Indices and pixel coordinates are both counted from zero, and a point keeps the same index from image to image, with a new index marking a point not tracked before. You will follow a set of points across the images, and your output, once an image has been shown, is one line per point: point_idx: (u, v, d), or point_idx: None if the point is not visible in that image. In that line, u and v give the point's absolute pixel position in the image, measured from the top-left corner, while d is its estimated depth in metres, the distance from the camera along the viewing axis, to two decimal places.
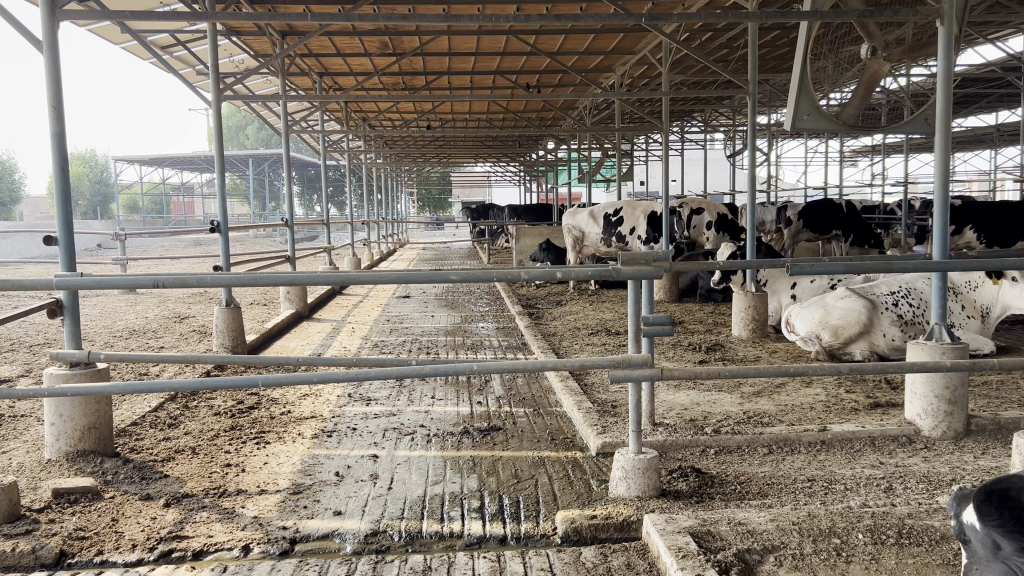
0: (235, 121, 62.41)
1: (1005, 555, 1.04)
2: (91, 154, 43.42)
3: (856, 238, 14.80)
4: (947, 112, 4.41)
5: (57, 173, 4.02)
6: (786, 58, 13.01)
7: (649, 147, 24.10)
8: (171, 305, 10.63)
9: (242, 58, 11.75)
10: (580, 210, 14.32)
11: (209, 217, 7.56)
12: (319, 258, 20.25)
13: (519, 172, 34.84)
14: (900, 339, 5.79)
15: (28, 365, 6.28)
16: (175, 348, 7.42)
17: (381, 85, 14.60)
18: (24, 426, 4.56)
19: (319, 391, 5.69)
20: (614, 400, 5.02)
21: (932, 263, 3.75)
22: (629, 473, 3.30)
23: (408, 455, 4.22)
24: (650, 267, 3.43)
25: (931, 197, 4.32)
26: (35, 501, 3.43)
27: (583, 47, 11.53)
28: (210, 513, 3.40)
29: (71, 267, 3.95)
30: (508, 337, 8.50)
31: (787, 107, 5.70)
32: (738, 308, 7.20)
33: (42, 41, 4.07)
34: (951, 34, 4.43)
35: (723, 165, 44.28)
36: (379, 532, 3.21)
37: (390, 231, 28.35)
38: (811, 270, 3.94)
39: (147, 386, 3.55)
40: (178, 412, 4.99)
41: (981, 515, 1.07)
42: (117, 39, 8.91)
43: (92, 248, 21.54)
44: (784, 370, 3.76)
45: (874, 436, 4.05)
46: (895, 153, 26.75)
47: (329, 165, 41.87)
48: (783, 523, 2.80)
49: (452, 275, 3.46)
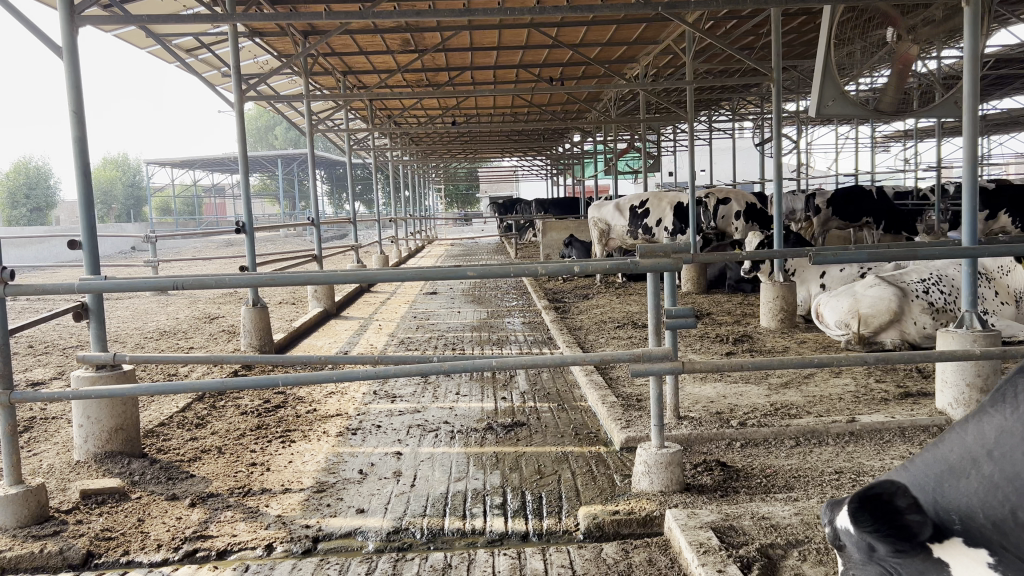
0: (264, 121, 63.07)
1: (880, 556, 0.82)
2: (124, 158, 44.18)
3: (889, 224, 14.56)
4: (975, 93, 4.25)
5: (80, 178, 4.07)
6: (813, 43, 12.77)
7: (676, 137, 23.83)
8: (202, 306, 10.78)
9: (267, 59, 11.85)
10: (606, 203, 14.22)
11: (235, 218, 7.61)
12: (347, 256, 20.39)
13: (545, 166, 34.72)
14: (932, 327, 5.63)
15: (61, 368, 6.40)
16: (205, 349, 7.51)
17: (405, 82, 14.65)
18: (55, 428, 4.65)
19: (345, 389, 5.72)
20: (639, 394, 4.98)
21: (960, 249, 3.64)
22: (652, 467, 3.25)
23: (432, 452, 4.21)
24: (670, 259, 3.36)
25: (961, 182, 4.18)
26: (63, 503, 3.50)
27: (605, 39, 11.44)
28: (234, 513, 3.42)
29: (95, 271, 4.00)
30: (534, 332, 8.47)
31: (811, 93, 5.58)
32: (766, 298, 7.08)
33: (62, 47, 4.11)
34: (978, 13, 4.26)
35: (753, 154, 43.84)
36: (401, 530, 3.20)
37: (418, 228, 28.48)
38: (835, 260, 3.84)
39: (169, 387, 3.57)
40: (205, 412, 5.05)
41: (855, 521, 0.78)
42: (143, 44, 9.03)
43: (126, 252, 21.93)
44: (809, 361, 3.67)
45: (904, 427, 3.95)
46: (929, 138, 26.14)
47: (357, 163, 42.18)
48: (809, 517, 2.73)
49: (469, 272, 3.43)
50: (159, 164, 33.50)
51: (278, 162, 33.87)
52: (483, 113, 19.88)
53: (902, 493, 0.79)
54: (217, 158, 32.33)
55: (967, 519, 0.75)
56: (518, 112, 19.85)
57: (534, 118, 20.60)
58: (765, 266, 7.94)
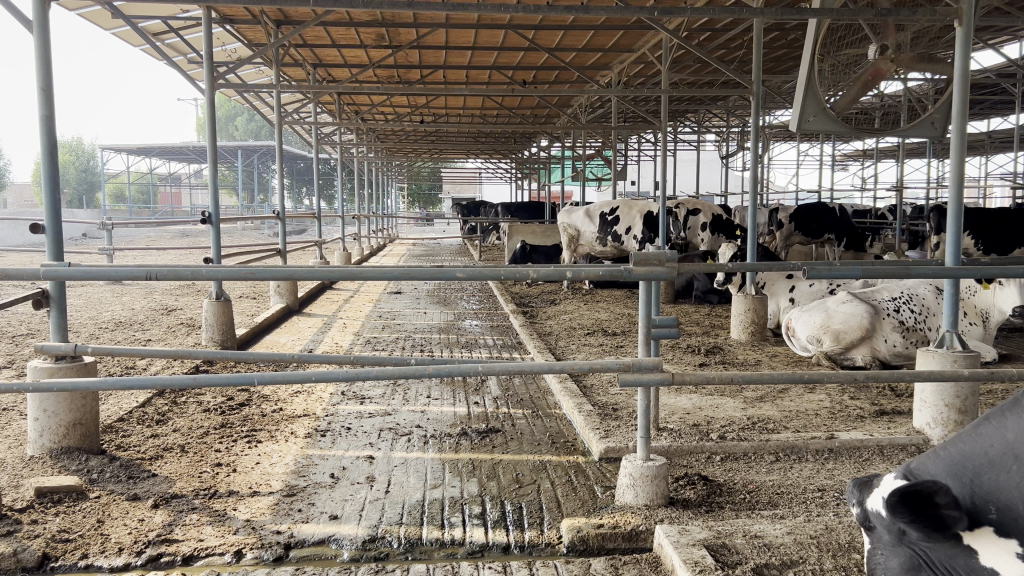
0: (225, 112, 61.76)
1: (909, 539, 1.37)
2: (77, 142, 42.84)
3: (850, 241, 15.07)
4: (962, 111, 4.35)
5: (46, 157, 3.85)
6: (785, 59, 12.92)
7: (642, 146, 23.98)
8: (159, 297, 10.46)
9: (236, 48, 11.53)
10: (576, 209, 14.22)
11: (201, 209, 7.33)
12: (308, 251, 20.00)
13: (511, 169, 34.64)
14: (902, 345, 5.72)
15: (12, 356, 6.12)
16: (163, 342, 7.24)
17: (376, 77, 14.43)
18: (7, 419, 4.41)
19: (311, 389, 5.55)
20: (615, 403, 4.92)
21: (949, 270, 3.63)
22: (636, 480, 3.20)
23: (406, 457, 4.09)
24: (664, 268, 3.31)
25: (945, 202, 4.22)
26: (16, 501, 3.29)
27: (582, 44, 11.41)
28: (200, 515, 3.26)
29: (58, 257, 3.77)
30: (503, 336, 8.39)
31: (792, 108, 5.59)
32: (738, 311, 7.12)
33: (32, 20, 3.90)
34: (968, 34, 4.37)
35: (715, 167, 44.69)
36: (377, 539, 3.09)
37: (379, 226, 28.14)
38: (827, 275, 3.79)
39: (134, 382, 3.38)
40: (166, 408, 4.84)
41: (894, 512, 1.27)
42: (109, 25, 8.71)
43: (77, 240, 21.18)
44: (792, 377, 3.62)
45: (882, 444, 3.97)
46: (886, 158, 26.74)
47: (321, 159, 41.54)
48: (801, 537, 2.73)
49: (457, 273, 3.30)
50: (114, 151, 32.53)
51: (239, 153, 33.22)
52: (453, 114, 19.77)
53: (943, 493, 1.25)
54: (175, 147, 31.53)
55: (1003, 510, 1.25)
56: (488, 115, 19.80)
57: (504, 121, 20.53)
58: (735, 278, 7.99)
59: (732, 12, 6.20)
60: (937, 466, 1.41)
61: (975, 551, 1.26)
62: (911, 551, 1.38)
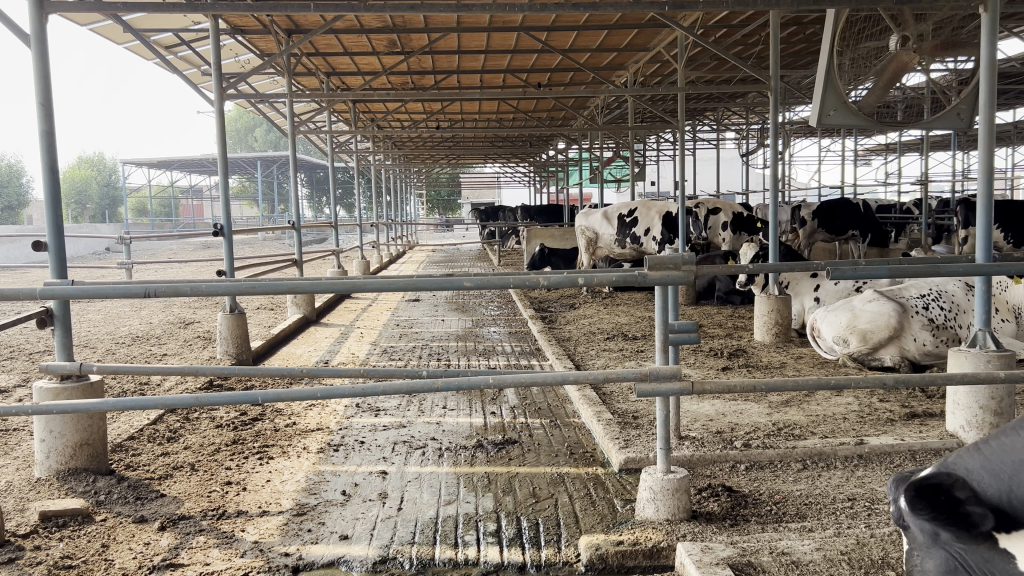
0: (245, 124, 62.26)
1: (944, 541, 0.95)
2: (100, 157, 43.55)
3: (874, 238, 14.73)
4: (990, 99, 4.15)
5: (46, 175, 3.80)
6: (803, 53, 12.67)
7: (660, 145, 23.80)
8: (177, 311, 10.48)
9: (248, 58, 11.55)
10: (594, 211, 14.07)
11: (213, 221, 7.25)
12: (327, 261, 20.04)
13: (529, 172, 34.62)
14: (932, 344, 5.52)
15: (26, 374, 6.10)
16: (179, 356, 7.22)
17: (390, 83, 14.38)
18: (17, 440, 4.37)
19: (326, 402, 5.47)
20: (635, 411, 4.79)
21: (980, 266, 3.44)
22: (657, 494, 3.06)
23: (419, 472, 3.98)
24: (679, 272, 3.18)
25: (975, 196, 4.04)
26: (21, 525, 3.23)
27: (595, 44, 11.26)
28: (207, 538, 3.17)
29: (61, 275, 3.70)
30: (521, 342, 8.26)
31: (811, 103, 5.42)
32: (761, 312, 6.95)
33: (30, 35, 3.85)
34: (994, 20, 4.18)
35: (734, 166, 44.45)
36: (387, 560, 2.97)
37: (399, 233, 28.17)
38: (853, 274, 3.59)
39: (136, 402, 3.29)
40: (178, 425, 4.78)
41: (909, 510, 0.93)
42: (120, 39, 8.73)
43: (101, 255, 21.42)
44: (820, 382, 3.46)
45: (914, 450, 3.80)
46: (909, 151, 26.30)
47: (339, 168, 41.81)
48: (831, 553, 2.57)
49: (464, 282, 3.17)
50: (136, 165, 32.89)
51: (258, 163, 33.46)
52: (469, 119, 19.72)
53: (961, 487, 0.91)
54: (196, 159, 31.81)
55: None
56: (503, 120, 19.67)
57: (520, 124, 20.43)
58: (757, 279, 7.82)
59: (749, 4, 6.02)
60: (982, 453, 0.94)
61: (1014, 556, 0.87)
62: (945, 553, 0.96)
